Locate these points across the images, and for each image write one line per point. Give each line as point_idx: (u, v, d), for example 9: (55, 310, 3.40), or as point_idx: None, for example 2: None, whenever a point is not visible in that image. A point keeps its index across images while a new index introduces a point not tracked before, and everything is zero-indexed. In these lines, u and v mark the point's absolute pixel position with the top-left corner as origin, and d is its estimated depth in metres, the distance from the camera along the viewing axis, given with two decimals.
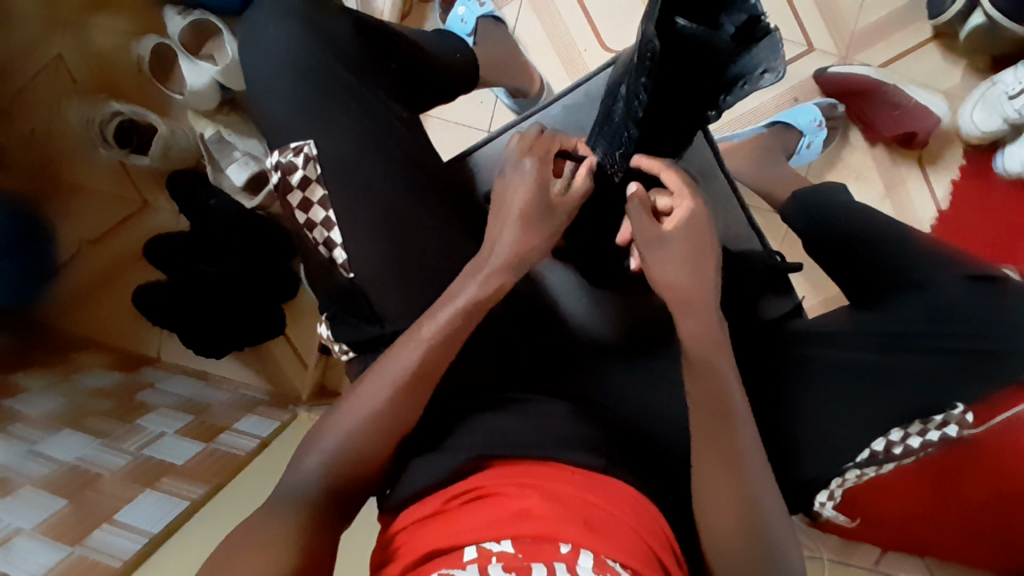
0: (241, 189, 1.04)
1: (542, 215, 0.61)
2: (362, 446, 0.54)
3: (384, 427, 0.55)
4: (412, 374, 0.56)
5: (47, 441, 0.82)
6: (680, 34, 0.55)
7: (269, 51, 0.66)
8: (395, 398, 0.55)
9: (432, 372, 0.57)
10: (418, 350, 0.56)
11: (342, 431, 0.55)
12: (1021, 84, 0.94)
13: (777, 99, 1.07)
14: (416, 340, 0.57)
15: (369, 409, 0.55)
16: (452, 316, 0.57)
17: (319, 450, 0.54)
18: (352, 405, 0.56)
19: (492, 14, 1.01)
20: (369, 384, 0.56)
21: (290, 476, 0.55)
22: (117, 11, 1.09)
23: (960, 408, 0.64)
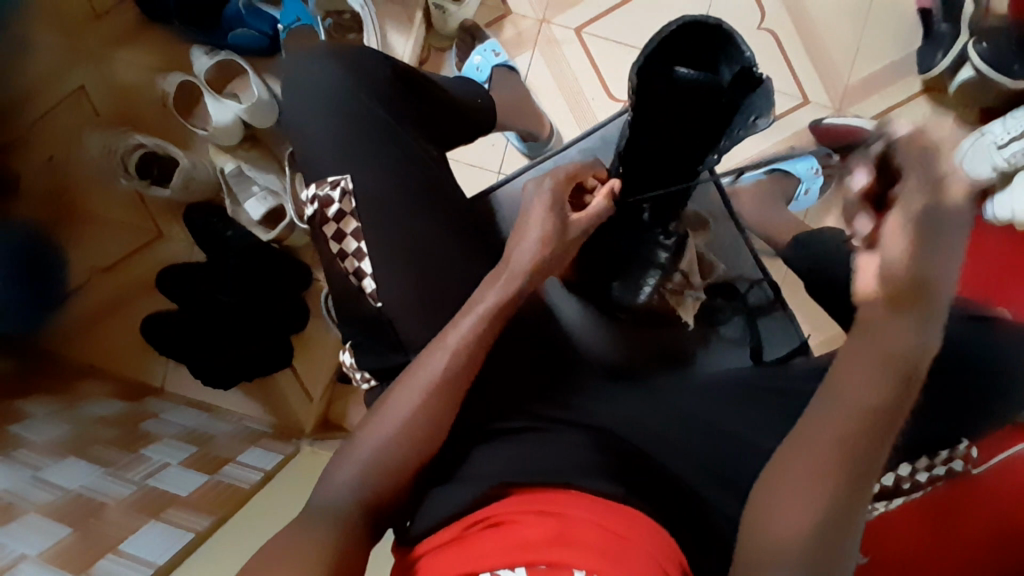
0: (258, 222, 1.04)
1: (558, 227, 0.66)
2: (394, 455, 0.58)
3: (416, 432, 0.58)
4: (441, 380, 0.59)
5: (51, 467, 0.81)
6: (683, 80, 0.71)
7: (306, 91, 0.70)
8: (424, 405, 0.59)
9: (458, 379, 0.60)
10: (444, 357, 0.60)
11: (374, 442, 0.58)
12: (1010, 134, 1.01)
13: (774, 148, 1.12)
14: (442, 348, 0.60)
15: (401, 417, 0.58)
16: (476, 324, 0.61)
17: (354, 462, 0.58)
18: (384, 413, 0.59)
19: (507, 63, 1.06)
20: (402, 388, 0.60)
21: (326, 490, 0.57)
22: (143, 47, 1.13)
23: (964, 444, 0.72)
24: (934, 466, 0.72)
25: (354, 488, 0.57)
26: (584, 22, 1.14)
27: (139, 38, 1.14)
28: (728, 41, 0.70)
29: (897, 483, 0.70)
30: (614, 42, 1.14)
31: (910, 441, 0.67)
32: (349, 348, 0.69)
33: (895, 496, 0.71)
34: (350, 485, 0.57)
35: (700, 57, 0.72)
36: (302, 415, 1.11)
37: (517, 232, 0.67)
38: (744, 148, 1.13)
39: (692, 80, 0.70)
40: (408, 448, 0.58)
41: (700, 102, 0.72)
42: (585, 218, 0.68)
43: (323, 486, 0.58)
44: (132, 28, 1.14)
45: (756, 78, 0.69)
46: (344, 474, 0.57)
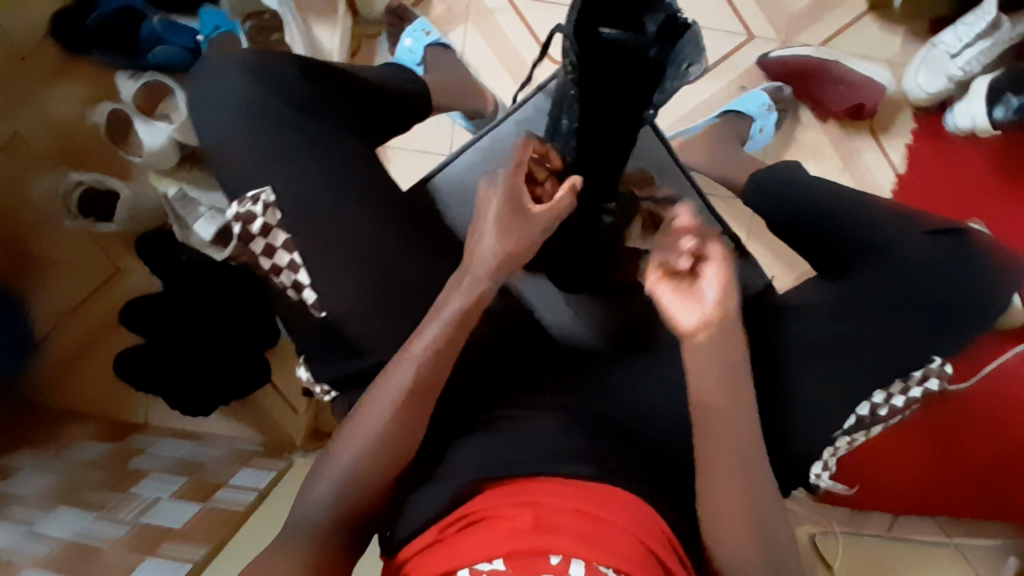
0: (210, 243, 1.01)
1: (521, 220, 0.63)
2: (367, 469, 0.57)
3: (389, 445, 0.57)
4: (409, 390, 0.58)
5: (45, 520, 0.81)
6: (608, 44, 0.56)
7: (220, 104, 0.68)
8: (395, 416, 0.58)
9: (428, 386, 0.59)
10: (411, 366, 0.59)
11: (345, 462, 0.57)
12: (962, 41, 0.98)
13: (725, 90, 1.09)
14: (409, 357, 0.59)
15: (372, 431, 0.57)
16: (440, 330, 0.60)
17: (326, 480, 0.57)
18: (353, 427, 0.58)
19: (439, 41, 1.03)
20: (371, 401, 0.59)
21: (302, 507, 0.57)
22: (68, 81, 1.10)
23: (938, 361, 0.67)
24: (910, 387, 0.68)
25: (332, 500, 0.56)
26: None
27: (63, 72, 1.10)
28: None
29: (873, 411, 0.67)
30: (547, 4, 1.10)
31: (883, 370, 0.67)
32: (305, 363, 0.68)
33: (873, 425, 0.68)
34: (325, 501, 0.56)
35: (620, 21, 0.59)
36: (289, 427, 1.11)
37: (475, 228, 0.65)
38: (694, 94, 1.09)
39: (619, 41, 0.55)
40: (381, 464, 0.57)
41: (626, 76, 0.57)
42: (550, 209, 0.64)
43: (299, 504, 0.58)
44: (54, 62, 1.10)
45: (682, 25, 0.59)
46: (318, 493, 0.57)
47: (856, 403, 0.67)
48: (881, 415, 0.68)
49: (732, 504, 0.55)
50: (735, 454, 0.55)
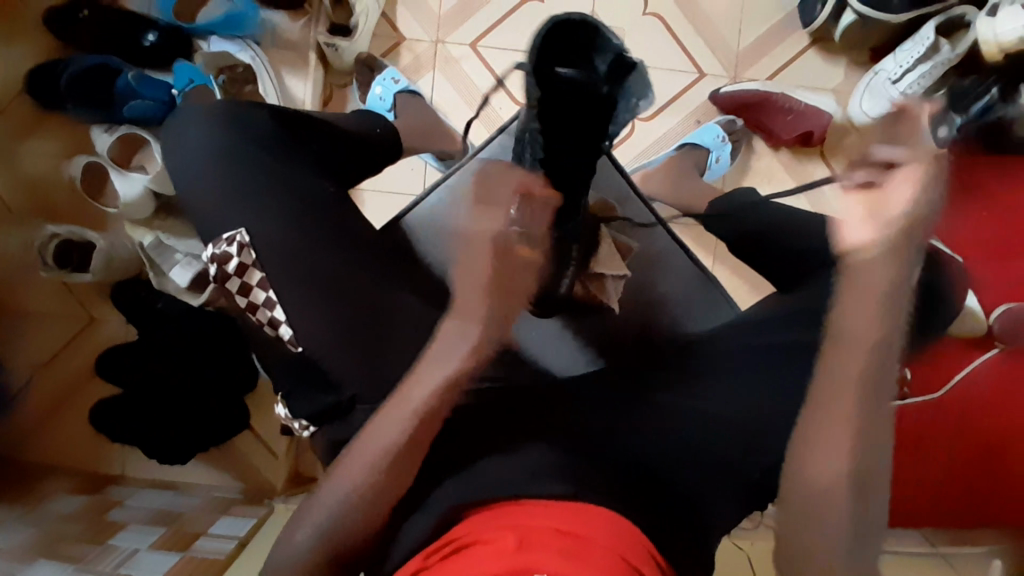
0: (186, 289, 1.03)
1: (510, 268, 0.69)
2: (356, 514, 0.60)
3: (375, 495, 0.60)
4: (397, 446, 0.61)
5: (24, 573, 0.77)
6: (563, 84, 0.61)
7: (195, 152, 0.70)
8: (380, 466, 0.60)
9: (418, 442, 0.62)
10: (399, 426, 0.62)
11: (327, 508, 0.60)
12: (901, 68, 1.05)
13: (683, 123, 1.15)
14: (398, 413, 0.62)
15: (356, 480, 0.60)
16: (425, 397, 0.63)
17: (308, 525, 0.60)
18: (338, 471, 0.61)
19: (408, 88, 1.07)
20: (358, 451, 0.62)
21: (286, 548, 0.60)
22: (43, 138, 1.12)
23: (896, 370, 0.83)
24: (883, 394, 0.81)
25: (320, 531, 0.59)
26: (477, 35, 1.16)
27: (39, 129, 1.12)
28: (592, 32, 0.64)
29: None
30: (509, 50, 1.16)
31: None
32: (283, 400, 0.70)
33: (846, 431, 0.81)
34: (305, 544, 0.59)
35: (569, 58, 0.63)
36: (269, 474, 1.10)
37: (466, 277, 0.70)
38: (653, 128, 1.15)
39: (569, 80, 0.61)
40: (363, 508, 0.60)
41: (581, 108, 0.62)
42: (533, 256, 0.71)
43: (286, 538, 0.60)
44: (30, 119, 1.12)
45: (628, 65, 0.65)
46: (302, 535, 0.59)
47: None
48: None
49: (838, 431, 0.62)
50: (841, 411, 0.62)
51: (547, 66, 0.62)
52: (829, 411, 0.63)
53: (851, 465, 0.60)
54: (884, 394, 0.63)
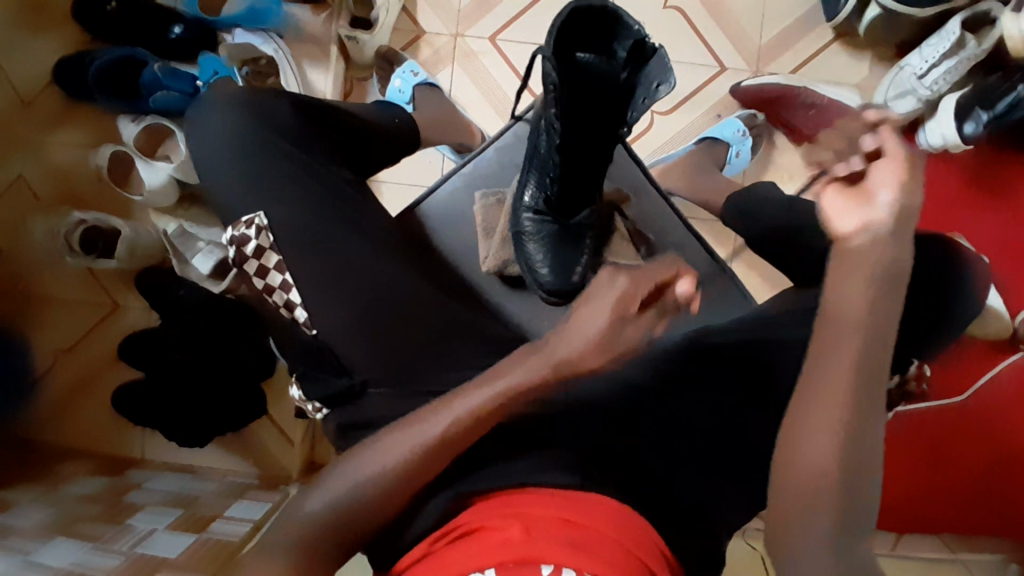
0: (207, 276, 1.07)
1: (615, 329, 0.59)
2: (358, 509, 0.54)
3: (386, 490, 0.54)
4: (435, 442, 0.55)
5: (41, 551, 0.79)
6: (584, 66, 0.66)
7: (213, 138, 0.72)
8: (405, 463, 0.55)
9: (450, 450, 0.56)
10: (450, 418, 0.56)
11: (340, 489, 0.54)
12: (927, 63, 1.03)
13: (701, 118, 1.14)
14: (450, 408, 0.57)
15: (375, 468, 0.55)
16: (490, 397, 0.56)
17: (318, 498, 0.54)
18: (357, 462, 0.56)
19: (427, 81, 1.08)
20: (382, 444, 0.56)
21: (283, 527, 0.54)
22: (74, 127, 1.15)
23: (919, 366, 0.78)
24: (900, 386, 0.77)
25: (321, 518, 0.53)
26: (496, 30, 1.17)
27: (68, 120, 1.15)
28: (613, 19, 0.66)
29: None
30: (528, 44, 1.16)
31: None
32: (296, 381, 0.70)
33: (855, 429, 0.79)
34: (308, 522, 0.53)
35: (592, 44, 0.67)
36: (284, 460, 1.12)
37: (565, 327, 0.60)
38: (672, 122, 1.14)
39: (589, 62, 0.66)
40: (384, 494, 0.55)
41: (596, 90, 0.67)
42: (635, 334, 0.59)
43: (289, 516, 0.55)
44: (59, 111, 1.15)
45: (650, 49, 0.67)
46: (314, 505, 0.54)
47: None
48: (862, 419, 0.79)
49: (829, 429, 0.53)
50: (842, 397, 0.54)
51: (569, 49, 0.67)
52: (816, 391, 0.55)
53: (843, 453, 0.52)
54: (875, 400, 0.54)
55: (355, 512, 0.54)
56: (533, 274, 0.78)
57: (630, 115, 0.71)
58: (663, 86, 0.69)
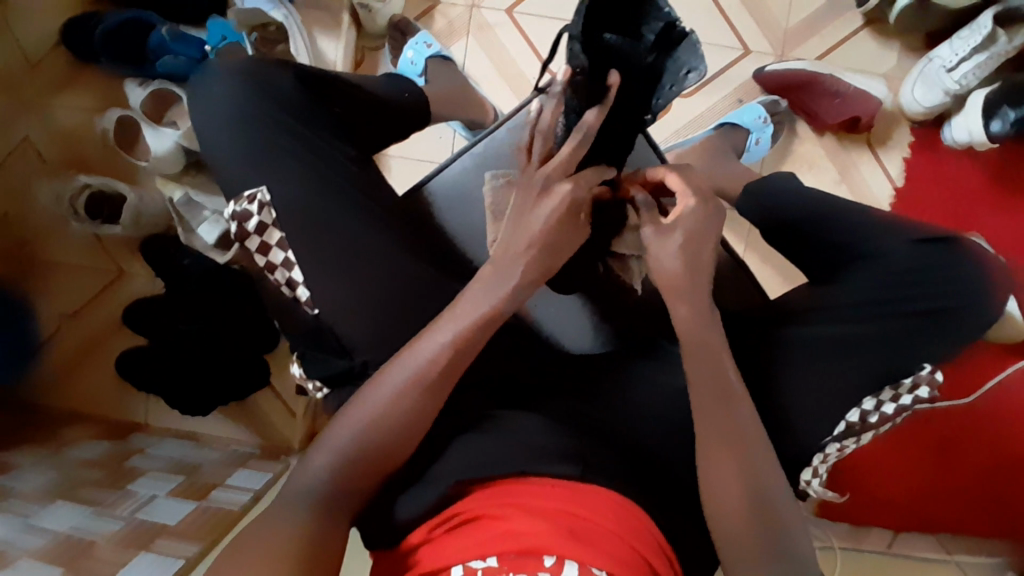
0: (212, 247, 1.03)
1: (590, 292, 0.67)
2: (372, 446, 0.58)
3: (397, 428, 0.58)
4: (435, 375, 0.59)
5: (41, 514, 0.81)
6: (609, 48, 0.63)
7: (216, 108, 0.70)
8: (405, 401, 0.58)
9: (450, 373, 0.60)
10: (436, 349, 0.59)
11: (351, 431, 0.58)
12: (957, 56, 0.99)
13: (721, 103, 1.11)
14: (437, 345, 0.59)
15: (379, 408, 0.58)
16: (469, 328, 0.60)
17: (331, 449, 0.58)
18: (361, 404, 0.59)
19: (440, 53, 1.05)
20: (382, 384, 0.59)
21: (301, 476, 0.58)
22: (82, 89, 1.13)
23: (928, 367, 0.69)
24: (900, 395, 0.70)
25: (334, 472, 0.57)
26: (513, 2, 1.13)
27: (74, 82, 1.13)
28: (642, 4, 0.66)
29: (862, 418, 0.69)
30: (546, 18, 1.12)
31: (863, 374, 0.69)
32: (297, 360, 0.69)
33: (862, 432, 0.70)
34: (326, 472, 0.57)
35: (624, 29, 0.66)
36: (287, 432, 1.12)
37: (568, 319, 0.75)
38: (691, 106, 1.11)
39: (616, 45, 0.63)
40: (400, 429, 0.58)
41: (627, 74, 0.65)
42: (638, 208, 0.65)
43: (299, 469, 0.58)
44: (64, 71, 1.13)
45: (677, 34, 0.66)
46: (321, 460, 0.58)
47: (832, 414, 0.69)
48: (871, 422, 0.70)
49: (733, 465, 0.57)
50: (726, 413, 0.59)
51: (595, 30, 0.64)
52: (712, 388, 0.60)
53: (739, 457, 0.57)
54: (746, 437, 0.58)
55: (373, 449, 0.58)
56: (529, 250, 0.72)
57: (655, 102, 0.71)
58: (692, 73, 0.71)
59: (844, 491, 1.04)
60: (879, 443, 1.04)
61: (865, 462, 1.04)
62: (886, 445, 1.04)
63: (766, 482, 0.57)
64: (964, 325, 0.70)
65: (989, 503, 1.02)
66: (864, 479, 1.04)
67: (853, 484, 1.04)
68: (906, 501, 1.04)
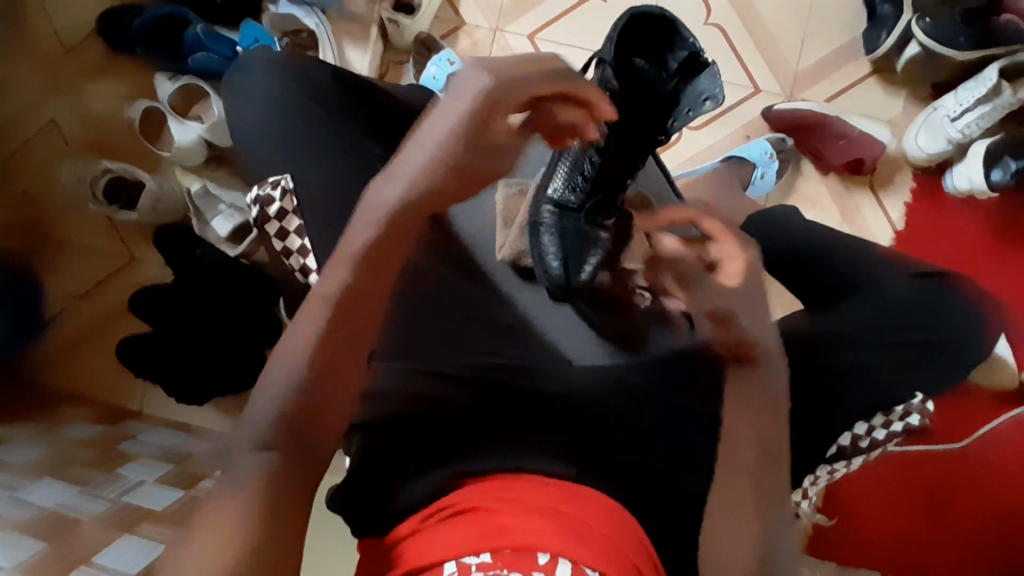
0: (224, 239, 1.07)
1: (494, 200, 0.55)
2: (309, 380, 0.49)
3: (309, 372, 0.49)
4: (343, 294, 0.51)
5: (27, 489, 0.80)
6: (638, 71, 0.72)
7: (249, 99, 0.73)
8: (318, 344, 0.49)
9: (369, 288, 0.52)
10: (347, 269, 0.51)
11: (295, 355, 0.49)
12: (961, 106, 1.02)
13: (730, 137, 1.14)
14: (341, 261, 0.52)
15: (304, 343, 0.50)
16: (375, 236, 0.52)
17: (267, 397, 0.49)
18: (283, 345, 0.50)
19: (462, 70, 1.09)
20: (304, 314, 0.51)
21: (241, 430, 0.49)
22: (113, 79, 1.16)
23: (920, 398, 0.72)
24: (892, 422, 0.73)
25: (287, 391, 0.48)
26: (536, 28, 1.17)
27: (108, 71, 1.17)
28: (672, 31, 0.71)
29: (854, 442, 0.72)
30: (567, 45, 1.17)
31: (857, 402, 0.70)
32: None
33: (852, 455, 0.73)
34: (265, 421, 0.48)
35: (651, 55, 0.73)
36: None
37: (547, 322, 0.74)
38: (699, 138, 1.14)
39: (644, 70, 0.72)
40: (327, 326, 0.50)
41: (642, 96, 0.72)
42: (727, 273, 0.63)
43: (240, 425, 0.50)
44: (96, 61, 1.17)
45: (703, 64, 0.71)
46: (259, 413, 0.49)
47: (825, 440, 0.70)
48: (862, 447, 0.73)
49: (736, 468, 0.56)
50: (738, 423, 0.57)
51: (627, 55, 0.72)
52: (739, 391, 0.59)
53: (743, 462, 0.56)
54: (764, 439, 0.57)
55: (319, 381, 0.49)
56: (543, 266, 0.78)
57: (671, 125, 0.74)
58: (695, 110, 0.72)
59: (832, 516, 1.04)
60: (869, 480, 1.05)
61: (857, 498, 1.04)
62: (877, 484, 1.05)
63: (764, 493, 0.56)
64: (955, 360, 0.72)
65: (987, 548, 1.01)
66: (854, 516, 1.04)
67: (843, 511, 1.04)
68: (897, 542, 1.03)
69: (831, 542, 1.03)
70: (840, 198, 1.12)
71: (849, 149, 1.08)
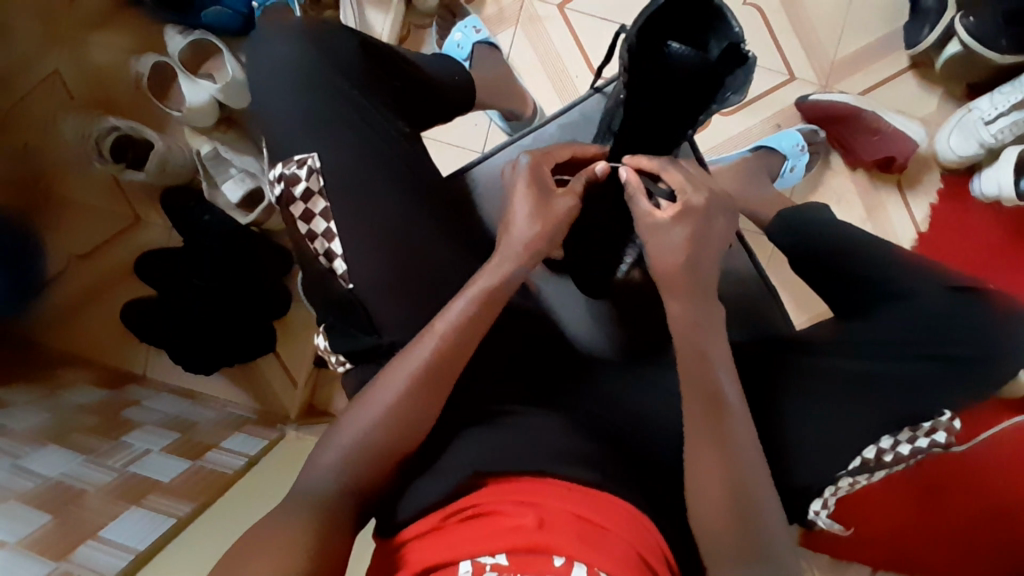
0: (235, 206, 1.03)
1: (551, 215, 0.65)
2: (378, 438, 0.57)
3: (392, 432, 0.58)
4: (427, 368, 0.59)
5: (30, 456, 0.79)
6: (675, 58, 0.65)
7: (272, 68, 0.69)
8: (404, 399, 0.58)
9: (448, 368, 0.59)
10: (433, 342, 0.59)
11: (373, 413, 0.58)
12: (997, 110, 1.00)
13: (760, 127, 1.11)
14: (430, 334, 0.60)
15: (387, 402, 0.58)
16: (461, 312, 0.60)
17: (337, 446, 0.57)
18: (367, 401, 0.59)
19: (488, 39, 1.04)
20: (390, 372, 0.59)
21: (309, 473, 0.57)
22: (120, 29, 1.11)
23: (948, 415, 0.70)
24: (917, 437, 0.70)
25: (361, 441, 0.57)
26: None
27: (114, 21, 1.11)
28: (715, 17, 0.65)
29: (879, 455, 0.69)
30: (597, 18, 1.12)
31: (881, 412, 0.69)
32: (323, 332, 0.69)
33: (875, 470, 0.70)
34: (333, 469, 0.56)
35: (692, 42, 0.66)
36: (287, 402, 1.10)
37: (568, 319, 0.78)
38: (730, 125, 1.12)
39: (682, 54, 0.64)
40: (411, 385, 0.58)
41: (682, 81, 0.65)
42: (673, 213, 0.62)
43: (309, 469, 0.58)
44: (102, 9, 1.11)
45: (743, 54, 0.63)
46: (327, 460, 0.57)
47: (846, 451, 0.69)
48: (885, 461, 0.70)
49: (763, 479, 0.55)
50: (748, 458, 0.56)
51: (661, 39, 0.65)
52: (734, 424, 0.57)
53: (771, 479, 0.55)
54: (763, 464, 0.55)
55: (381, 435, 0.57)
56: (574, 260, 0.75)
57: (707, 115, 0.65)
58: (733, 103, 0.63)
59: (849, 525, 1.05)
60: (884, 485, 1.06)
61: (870, 502, 1.06)
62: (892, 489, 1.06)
63: (762, 496, 0.54)
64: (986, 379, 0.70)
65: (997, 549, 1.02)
66: (870, 522, 1.06)
67: (858, 518, 1.05)
68: (909, 543, 1.05)
69: (845, 544, 1.05)
70: (866, 197, 1.10)
71: (881, 148, 1.05)
